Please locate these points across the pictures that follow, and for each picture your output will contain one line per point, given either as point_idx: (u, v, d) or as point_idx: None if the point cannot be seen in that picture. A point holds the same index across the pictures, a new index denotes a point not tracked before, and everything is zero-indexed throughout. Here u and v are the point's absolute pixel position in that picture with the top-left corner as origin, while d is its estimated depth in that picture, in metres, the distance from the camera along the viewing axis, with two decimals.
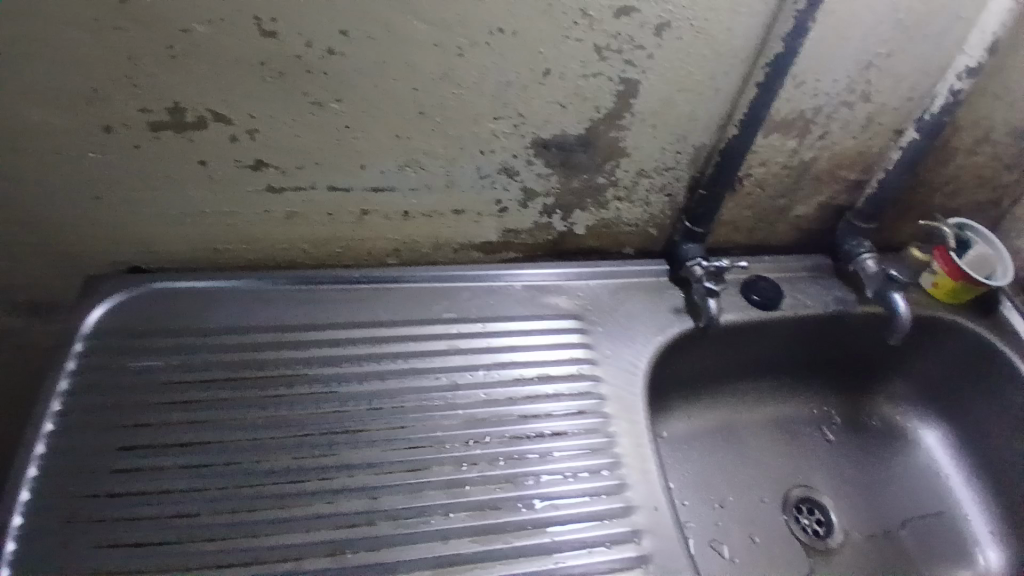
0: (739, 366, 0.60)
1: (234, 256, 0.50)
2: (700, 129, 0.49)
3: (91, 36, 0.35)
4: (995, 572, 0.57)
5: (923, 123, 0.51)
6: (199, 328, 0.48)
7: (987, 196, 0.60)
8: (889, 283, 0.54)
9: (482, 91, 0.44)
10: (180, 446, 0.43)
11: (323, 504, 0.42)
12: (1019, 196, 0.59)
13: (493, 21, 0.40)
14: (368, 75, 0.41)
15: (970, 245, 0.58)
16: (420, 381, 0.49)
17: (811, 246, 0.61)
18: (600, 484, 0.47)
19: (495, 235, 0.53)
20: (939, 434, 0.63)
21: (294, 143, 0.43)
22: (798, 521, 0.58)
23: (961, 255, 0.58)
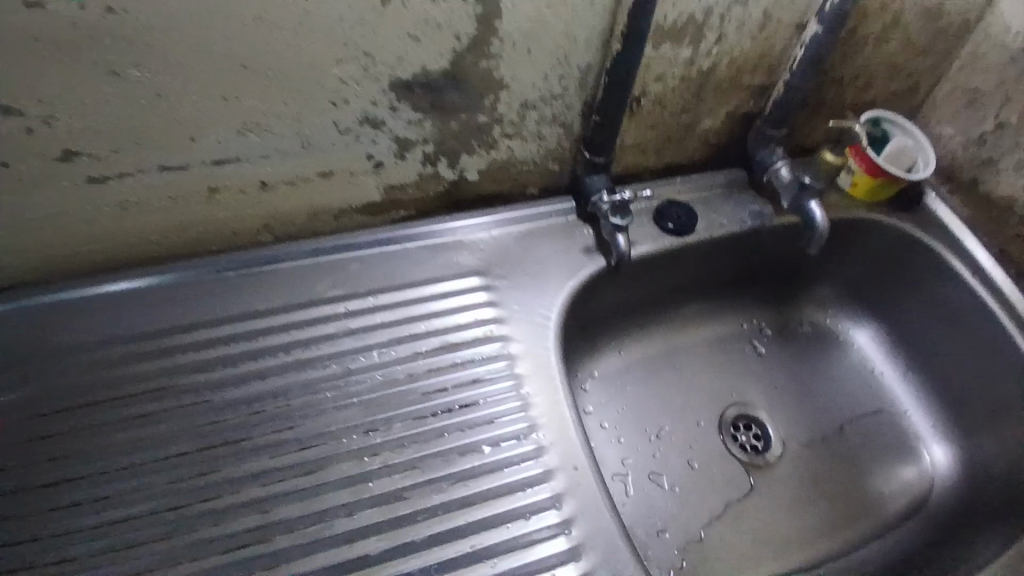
0: (662, 295, 0.61)
1: (74, 260, 0.43)
2: (582, 47, 0.43)
3: None
4: (938, 464, 0.60)
5: (825, 16, 0.45)
6: (42, 351, 0.42)
7: (899, 82, 0.58)
8: (802, 191, 0.53)
9: (315, 30, 0.36)
10: (35, 494, 0.38)
11: (212, 527, 0.37)
12: (929, 78, 0.59)
13: None
14: (160, 26, 0.33)
15: (888, 138, 0.59)
16: (307, 374, 0.43)
17: (722, 161, 0.58)
18: (517, 452, 0.43)
19: (375, 195, 0.47)
20: (870, 333, 0.66)
21: (99, 119, 0.36)
22: (736, 440, 0.61)
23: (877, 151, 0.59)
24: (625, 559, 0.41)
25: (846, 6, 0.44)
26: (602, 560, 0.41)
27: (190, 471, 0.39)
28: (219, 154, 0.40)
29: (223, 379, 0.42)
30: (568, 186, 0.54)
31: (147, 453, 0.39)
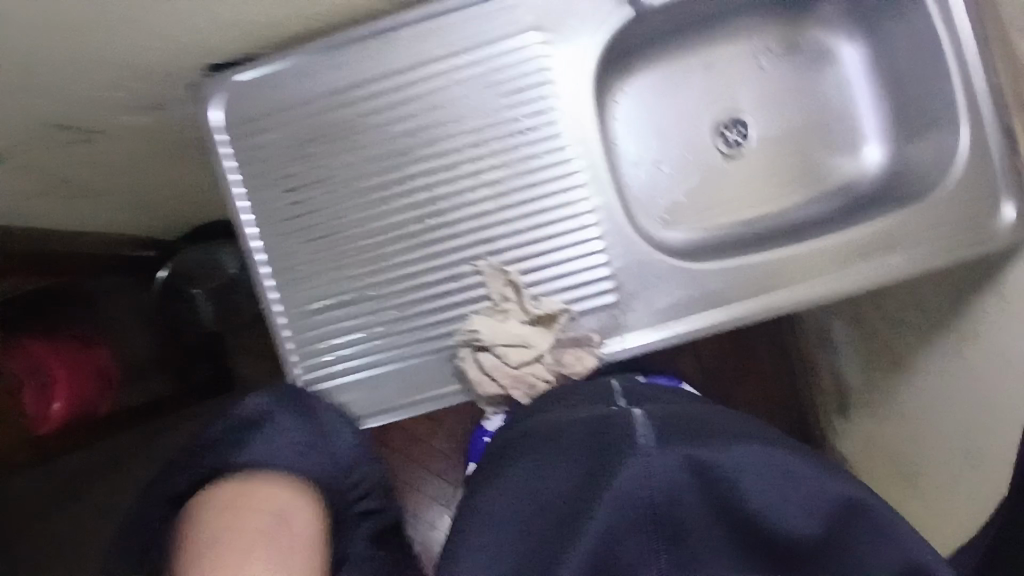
0: (396, 140, 0.68)
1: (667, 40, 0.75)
2: (766, 185, 0.79)
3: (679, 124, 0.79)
4: (554, 270, 0.67)
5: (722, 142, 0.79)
6: (337, 150, 0.69)
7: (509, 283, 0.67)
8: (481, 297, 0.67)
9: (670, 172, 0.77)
10: (335, 187, 0.69)
11: (369, 203, 0.69)
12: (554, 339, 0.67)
13: (809, 252, 0.68)
14: (566, 120, 0.67)
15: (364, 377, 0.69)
16: (456, 191, 0.68)
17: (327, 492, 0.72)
18: (479, 153, 0.67)
19: (380, 146, 0.68)
20: (634, 234, 0.67)
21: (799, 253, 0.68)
22: (449, 208, 0.68)
23: (403, 379, 0.69)
24: (632, 250, 0.67)
25: (490, 172, 0.67)
26: (615, 251, 0.67)
27: (322, 219, 0.69)
28: (569, 156, 0.67)
29: (396, 169, 0.68)
30: (468, 162, 0.68)
31: (319, 194, 0.69)
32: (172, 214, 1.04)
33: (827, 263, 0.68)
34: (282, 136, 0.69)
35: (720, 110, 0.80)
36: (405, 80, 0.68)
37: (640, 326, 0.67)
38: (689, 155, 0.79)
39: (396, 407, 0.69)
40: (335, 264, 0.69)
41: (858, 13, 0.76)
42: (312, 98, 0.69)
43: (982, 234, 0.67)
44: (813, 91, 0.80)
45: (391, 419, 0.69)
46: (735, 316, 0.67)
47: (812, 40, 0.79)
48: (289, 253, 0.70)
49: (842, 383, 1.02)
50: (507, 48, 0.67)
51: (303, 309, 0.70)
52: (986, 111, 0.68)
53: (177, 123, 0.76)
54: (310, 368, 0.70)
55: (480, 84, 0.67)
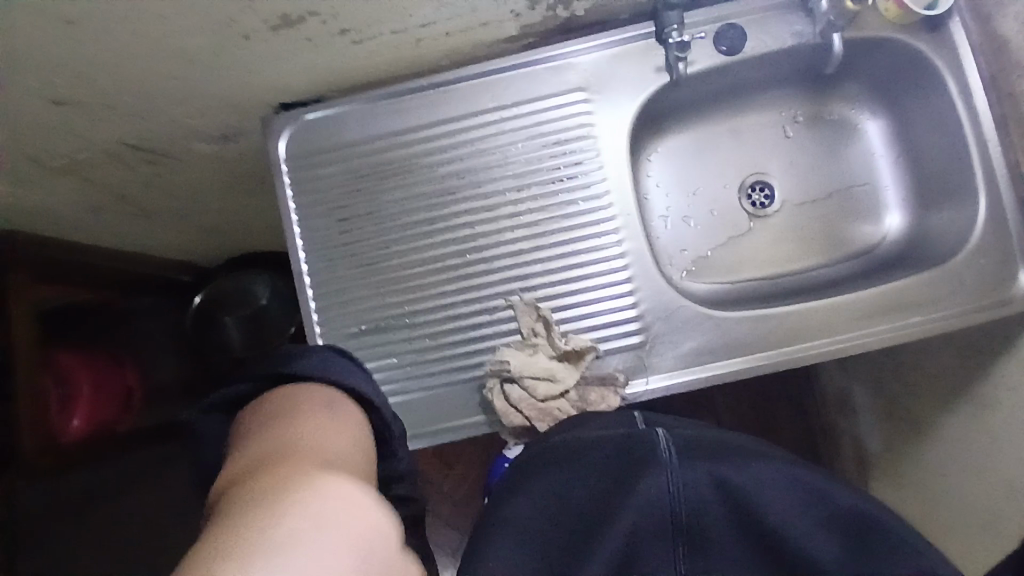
0: (443, 179, 0.73)
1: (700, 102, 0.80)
2: (790, 243, 0.83)
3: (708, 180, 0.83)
4: (583, 310, 0.70)
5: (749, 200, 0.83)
6: (388, 185, 0.74)
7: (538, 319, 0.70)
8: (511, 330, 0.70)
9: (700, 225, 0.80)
10: (383, 218, 0.74)
11: (413, 235, 0.73)
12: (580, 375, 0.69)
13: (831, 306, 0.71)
14: (603, 170, 0.72)
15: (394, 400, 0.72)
16: (495, 229, 0.72)
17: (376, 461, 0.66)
18: (520, 195, 0.72)
19: (427, 183, 0.73)
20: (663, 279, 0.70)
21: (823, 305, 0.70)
22: (488, 244, 0.72)
23: (432, 405, 0.71)
24: (659, 295, 0.70)
25: (529, 213, 0.71)
26: (643, 295, 0.70)
27: (368, 247, 0.74)
28: (603, 203, 0.71)
29: (440, 206, 0.73)
30: (508, 203, 0.72)
31: (367, 224, 0.74)
32: (218, 243, 1.09)
33: (849, 318, 0.70)
34: (338, 172, 0.75)
35: (747, 172, 0.84)
36: (456, 128, 0.73)
37: (665, 368, 0.69)
38: (717, 210, 0.83)
39: (422, 433, 0.71)
40: (375, 290, 0.73)
41: (879, 92, 0.82)
42: (369, 140, 0.74)
43: (998, 301, 0.70)
44: (837, 161, 0.85)
45: (416, 443, 0.71)
46: (759, 363, 0.69)
47: (837, 113, 0.84)
48: (333, 276, 0.74)
49: (863, 450, 1.02)
50: (553, 104, 0.72)
51: (341, 330, 0.73)
52: (1003, 186, 0.71)
53: (243, 154, 0.83)
54: None
55: (525, 135, 0.72)
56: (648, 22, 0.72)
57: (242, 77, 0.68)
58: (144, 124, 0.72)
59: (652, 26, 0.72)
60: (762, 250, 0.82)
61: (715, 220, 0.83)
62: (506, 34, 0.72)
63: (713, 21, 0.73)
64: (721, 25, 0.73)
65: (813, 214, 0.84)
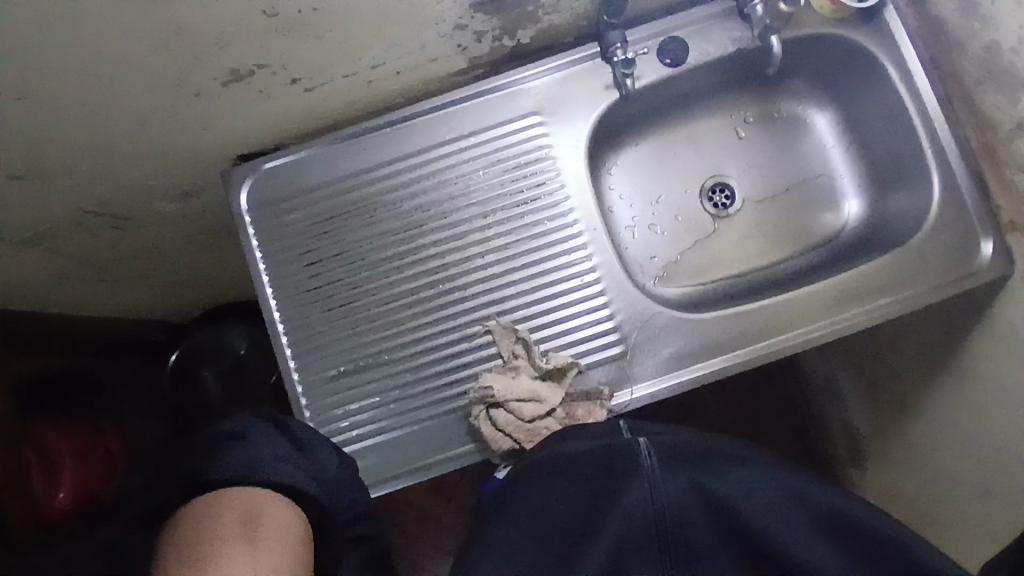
0: (410, 213, 0.74)
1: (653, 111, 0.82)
2: (755, 240, 0.85)
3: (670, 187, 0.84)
4: (561, 327, 0.70)
5: (712, 202, 0.85)
6: (355, 224, 0.74)
7: (517, 342, 0.70)
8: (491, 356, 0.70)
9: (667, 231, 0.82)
10: (354, 258, 0.74)
11: (385, 271, 0.73)
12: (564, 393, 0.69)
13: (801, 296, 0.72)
14: (565, 188, 0.73)
15: (381, 439, 0.71)
16: (466, 256, 0.72)
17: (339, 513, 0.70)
18: (487, 221, 0.73)
19: (394, 218, 0.74)
20: (635, 289, 0.71)
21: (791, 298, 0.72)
22: (461, 272, 0.72)
23: (420, 439, 0.71)
24: (635, 305, 0.70)
25: (498, 238, 0.72)
26: (618, 307, 0.70)
27: (342, 287, 0.74)
28: (570, 221, 0.72)
29: (410, 240, 0.73)
30: (477, 230, 0.73)
31: (338, 264, 0.74)
32: (191, 299, 1.08)
33: (820, 306, 0.72)
34: (303, 217, 0.75)
35: (707, 175, 0.86)
36: (417, 162, 0.74)
37: (647, 375, 0.69)
38: (681, 215, 0.84)
39: (412, 469, 0.70)
40: (352, 330, 0.73)
41: (822, 86, 0.85)
42: (332, 182, 0.75)
43: (960, 274, 0.72)
44: (791, 156, 0.87)
45: (407, 479, 0.71)
46: (739, 361, 0.70)
47: (785, 111, 0.87)
48: (310, 320, 0.74)
49: (854, 434, 1.03)
50: (510, 130, 0.74)
51: (322, 373, 0.73)
52: (952, 164, 0.74)
53: (206, 210, 0.82)
54: (327, 434, 0.72)
55: (485, 163, 0.73)
56: (593, 42, 0.74)
57: (198, 133, 0.69)
58: (102, 190, 0.72)
59: (596, 46, 0.74)
60: (729, 249, 0.84)
61: (682, 224, 0.84)
62: (456, 66, 0.73)
63: (656, 36, 0.75)
64: (664, 39, 0.75)
65: (776, 209, 0.86)
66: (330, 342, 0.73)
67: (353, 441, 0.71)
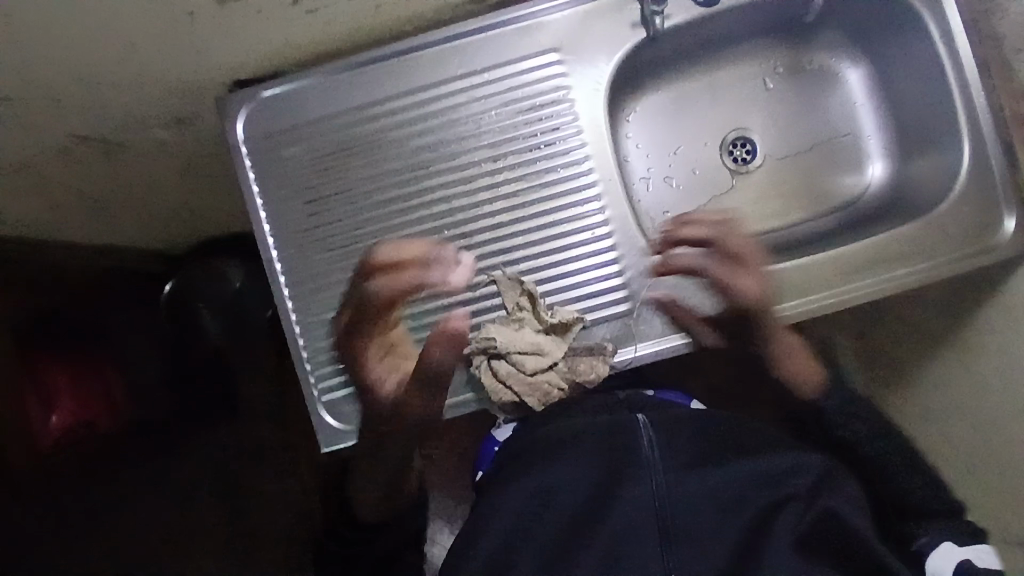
0: (417, 152, 0.70)
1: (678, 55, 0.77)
2: (772, 200, 0.82)
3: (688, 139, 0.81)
4: (568, 281, 0.68)
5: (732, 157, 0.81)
6: (358, 161, 0.70)
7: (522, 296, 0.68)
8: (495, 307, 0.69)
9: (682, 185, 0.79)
10: (356, 197, 0.71)
11: (389, 213, 0.70)
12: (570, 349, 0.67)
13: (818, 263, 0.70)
14: (581, 134, 0.69)
15: (379, 384, 0.70)
16: (473, 201, 0.69)
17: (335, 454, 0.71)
18: (497, 165, 0.69)
19: (400, 156, 0.70)
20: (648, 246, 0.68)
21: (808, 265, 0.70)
22: (468, 218, 0.69)
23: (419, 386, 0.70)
24: (645, 262, 0.68)
25: (507, 184, 0.69)
26: (629, 263, 0.68)
27: (343, 227, 0.71)
28: (584, 170, 0.69)
29: (415, 181, 0.70)
30: (486, 175, 0.69)
31: (339, 203, 0.71)
32: (186, 230, 1.05)
33: (838, 273, 0.70)
34: (303, 151, 0.71)
35: (729, 128, 0.82)
36: (425, 98, 0.70)
37: (653, 335, 0.68)
38: (698, 170, 0.81)
39: (411, 415, 0.70)
40: (353, 273, 0.71)
41: (856, 39, 0.80)
42: (335, 115, 0.70)
43: (983, 247, 0.70)
44: (816, 113, 0.83)
45: (405, 424, 0.70)
46: (747, 326, 0.69)
47: (814, 63, 0.82)
48: (308, 260, 0.71)
49: None
50: (525, 68, 0.69)
51: (320, 315, 0.71)
52: (987, 130, 0.71)
53: (198, 137, 0.78)
54: (324, 376, 0.71)
55: (498, 103, 0.69)
56: None
57: (194, 54, 0.64)
58: (90, 111, 0.67)
59: None
60: (745, 209, 0.81)
61: (697, 180, 0.81)
62: None
63: None
64: None
65: (796, 169, 0.82)
66: (330, 284, 0.71)
67: (351, 386, 0.70)
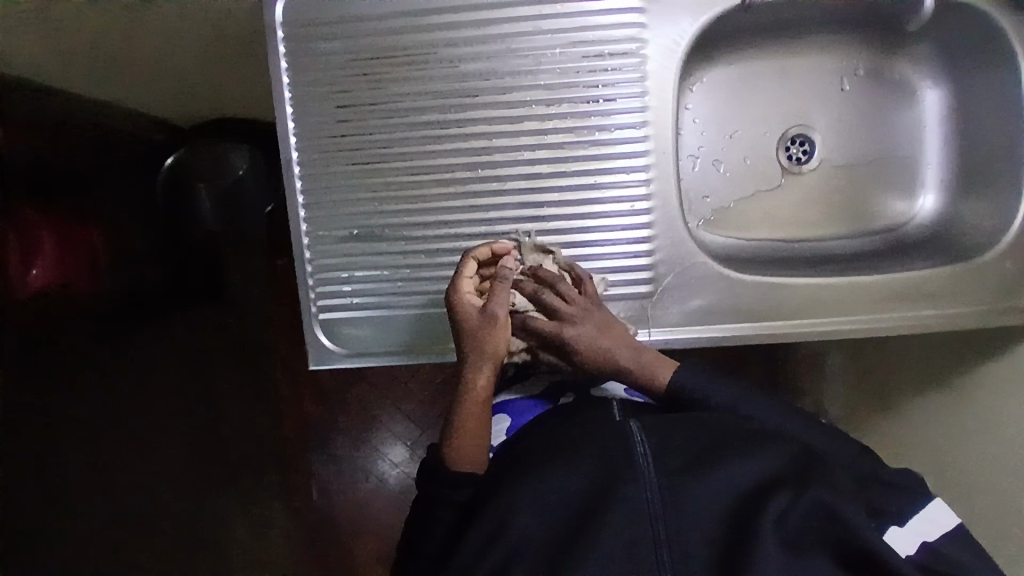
0: (466, 77, 0.65)
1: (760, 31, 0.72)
2: (818, 207, 0.78)
3: (747, 122, 0.76)
4: (597, 249, 0.65)
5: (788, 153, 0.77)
6: (402, 72, 0.65)
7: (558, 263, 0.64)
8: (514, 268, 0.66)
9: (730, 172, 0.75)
10: (393, 113, 0.66)
11: (425, 136, 0.66)
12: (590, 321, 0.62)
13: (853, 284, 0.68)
14: (644, 95, 0.64)
15: (383, 313, 0.68)
16: (516, 144, 0.65)
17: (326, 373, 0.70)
18: (549, 110, 0.64)
19: (447, 77, 0.65)
20: (688, 229, 0.65)
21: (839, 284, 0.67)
22: (507, 161, 0.65)
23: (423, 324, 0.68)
24: (681, 245, 0.65)
25: (556, 133, 0.64)
26: (664, 242, 0.65)
27: (373, 142, 0.66)
28: (638, 134, 0.64)
29: (459, 108, 0.65)
30: (535, 118, 0.64)
31: (374, 115, 0.66)
32: (194, 104, 0.99)
33: (865, 297, 0.68)
34: (343, 48, 0.65)
35: (792, 122, 0.77)
36: (486, 18, 0.64)
37: (671, 322, 0.66)
38: (750, 158, 0.77)
39: (409, 349, 0.68)
40: (375, 192, 0.67)
41: (946, 56, 0.74)
42: (385, 16, 0.64)
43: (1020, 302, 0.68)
44: (884, 126, 0.78)
45: (403, 358, 0.69)
46: (770, 333, 0.67)
47: (894, 73, 0.77)
48: (330, 169, 0.67)
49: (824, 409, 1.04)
50: (601, 9, 0.63)
51: (332, 229, 0.67)
52: None
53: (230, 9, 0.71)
54: (326, 293, 0.68)
55: (563, 41, 0.63)
56: None
57: None
58: None
59: None
60: (789, 210, 0.78)
61: (747, 168, 0.76)
62: None
63: None
64: None
65: (851, 180, 0.79)
66: (348, 198, 0.67)
67: (354, 308, 0.68)
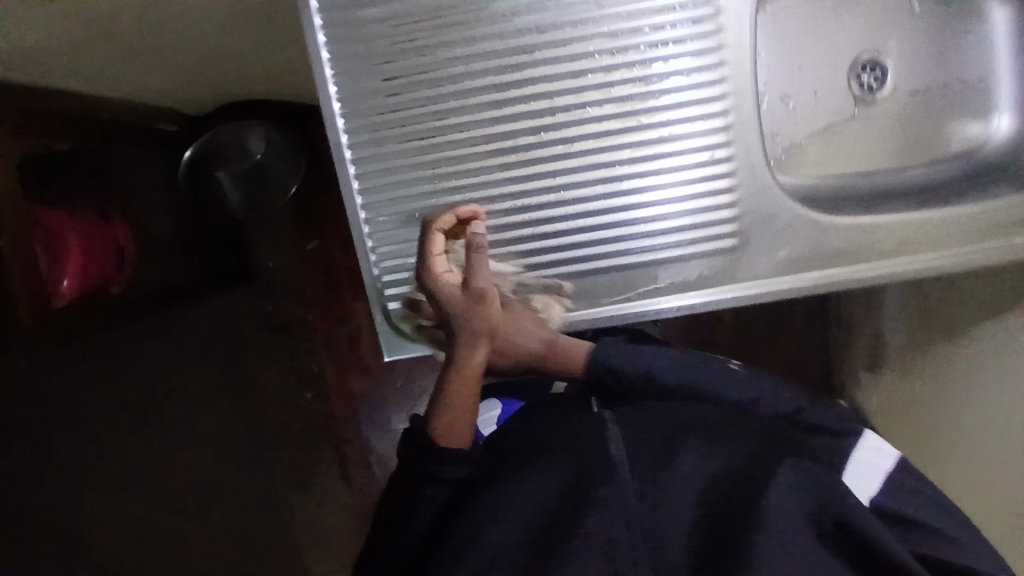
0: (523, 31, 0.60)
1: None
2: (892, 138, 0.74)
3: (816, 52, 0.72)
4: (674, 206, 0.62)
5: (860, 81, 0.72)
6: (453, 33, 0.60)
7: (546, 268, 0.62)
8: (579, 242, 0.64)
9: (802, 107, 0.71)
10: (446, 79, 0.61)
11: (482, 101, 0.61)
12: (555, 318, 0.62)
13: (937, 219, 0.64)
14: (716, 35, 0.60)
15: None
16: (582, 101, 0.61)
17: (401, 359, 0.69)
18: (615, 60, 0.60)
19: (503, 34, 0.60)
20: (771, 177, 0.62)
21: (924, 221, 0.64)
22: (572, 120, 0.61)
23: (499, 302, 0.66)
24: (764, 193, 0.62)
25: (624, 85, 0.60)
26: (746, 191, 0.62)
27: (427, 113, 0.62)
28: (713, 79, 0.60)
29: (518, 66, 0.60)
30: (600, 70, 0.60)
31: (426, 83, 0.61)
32: (210, 89, 0.94)
33: (944, 234, 0.64)
34: (386, 12, 0.60)
35: (862, 47, 0.72)
36: None
37: (758, 276, 0.64)
38: (819, 91, 0.72)
39: None
40: (434, 168, 0.63)
41: None
42: None
43: None
44: (961, 45, 0.73)
45: None
46: (864, 276, 0.64)
47: None
48: (384, 147, 0.63)
49: (880, 342, 1.03)
50: None
51: (392, 210, 0.64)
52: None
53: None
54: (393, 278, 0.65)
55: None
56: None
57: None
58: None
59: None
60: (863, 144, 0.73)
61: (817, 102, 0.72)
62: None
63: None
64: None
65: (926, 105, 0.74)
66: (407, 176, 0.63)
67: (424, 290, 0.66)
